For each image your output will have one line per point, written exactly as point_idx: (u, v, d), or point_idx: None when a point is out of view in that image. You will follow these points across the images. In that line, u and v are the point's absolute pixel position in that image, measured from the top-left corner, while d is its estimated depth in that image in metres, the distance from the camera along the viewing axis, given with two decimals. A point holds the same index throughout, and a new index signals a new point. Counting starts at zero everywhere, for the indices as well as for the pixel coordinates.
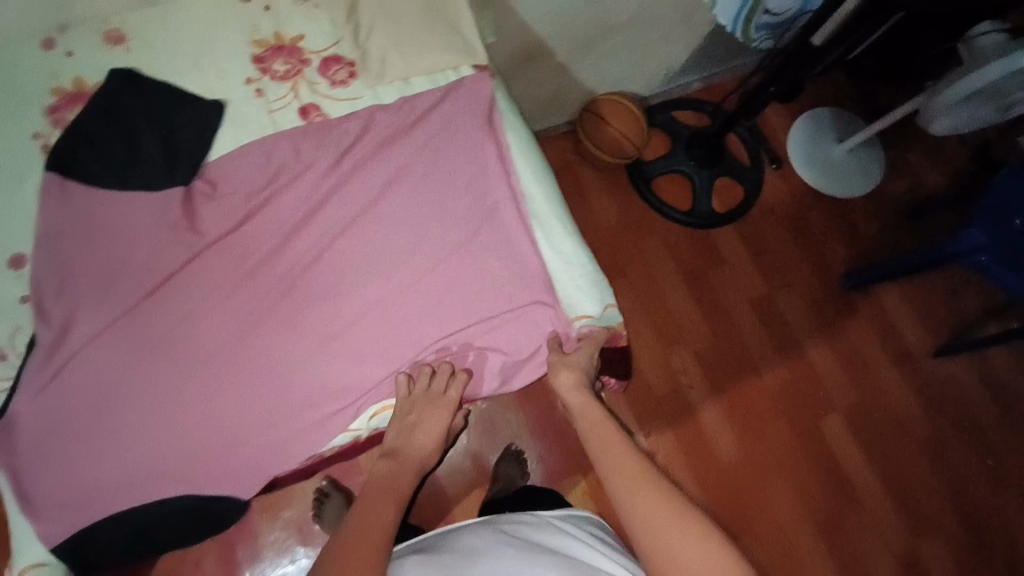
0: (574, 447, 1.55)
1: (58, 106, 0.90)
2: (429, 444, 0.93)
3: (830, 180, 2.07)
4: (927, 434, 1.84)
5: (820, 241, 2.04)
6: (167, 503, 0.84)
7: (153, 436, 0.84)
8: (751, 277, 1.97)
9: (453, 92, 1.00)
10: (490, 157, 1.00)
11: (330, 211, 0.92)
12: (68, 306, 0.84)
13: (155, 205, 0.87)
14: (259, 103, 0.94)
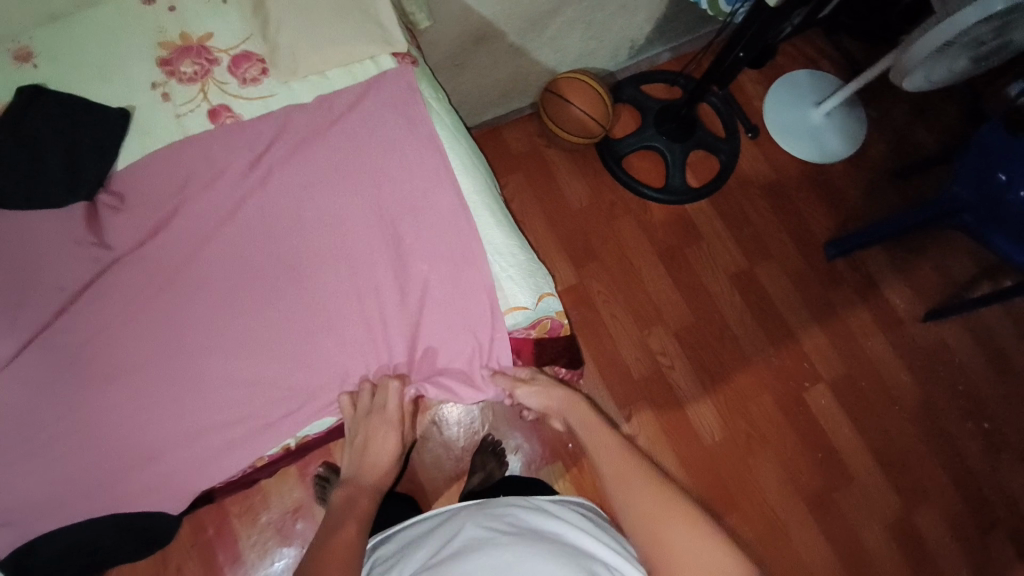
0: (553, 437, 1.43)
1: None
2: (390, 462, 0.85)
3: (808, 146, 2.00)
4: (920, 403, 1.78)
5: (800, 210, 1.98)
6: (92, 524, 0.75)
7: (53, 467, 0.74)
8: (732, 252, 1.91)
9: (375, 82, 0.95)
10: (418, 146, 0.93)
11: (247, 216, 0.86)
12: None
13: (56, 224, 0.81)
14: (166, 107, 0.90)
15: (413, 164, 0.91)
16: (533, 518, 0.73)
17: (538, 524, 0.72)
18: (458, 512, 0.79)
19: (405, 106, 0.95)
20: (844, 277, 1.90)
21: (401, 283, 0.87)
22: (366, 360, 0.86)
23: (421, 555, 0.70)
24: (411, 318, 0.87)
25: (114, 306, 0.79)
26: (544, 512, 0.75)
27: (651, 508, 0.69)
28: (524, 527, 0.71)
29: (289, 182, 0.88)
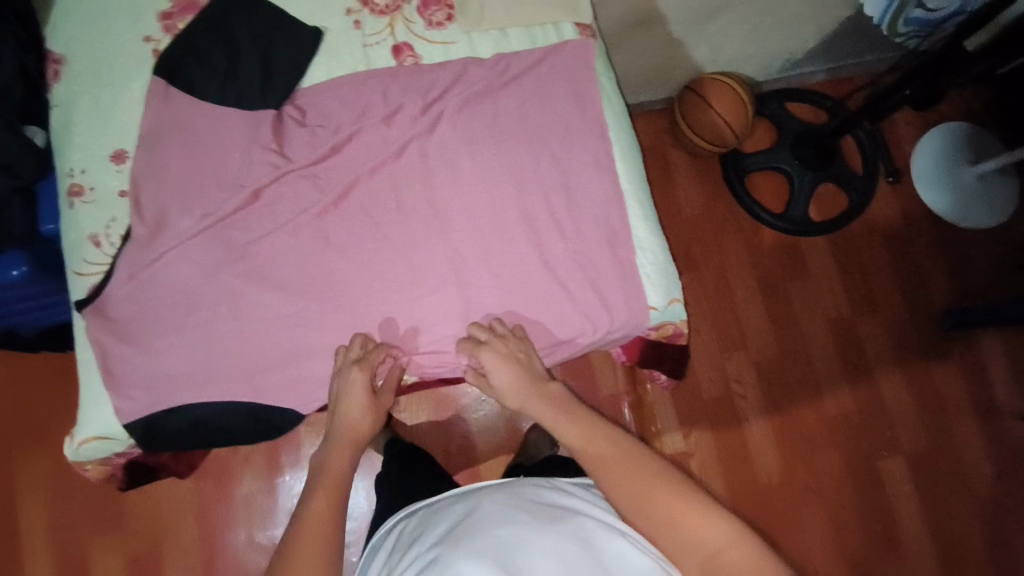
0: None
1: (171, 14, 0.90)
2: (365, 419, 0.82)
3: (953, 205, 1.83)
4: (994, 500, 1.67)
5: (924, 271, 1.83)
6: (235, 406, 0.81)
7: (202, 347, 0.81)
8: (839, 299, 1.80)
9: (553, 51, 0.94)
10: (583, 122, 0.91)
11: (410, 160, 0.89)
12: (161, 206, 0.82)
13: (247, 125, 0.86)
14: (355, 36, 0.93)
15: (572, 141, 0.91)
16: (551, 496, 0.73)
17: (559, 506, 0.71)
18: (477, 487, 0.80)
19: (577, 81, 0.93)
20: (952, 353, 1.77)
21: (540, 258, 0.87)
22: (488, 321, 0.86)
23: (445, 524, 0.72)
24: (540, 295, 0.86)
25: (281, 215, 0.85)
26: (563, 491, 0.75)
27: (630, 482, 0.70)
28: (551, 505, 0.71)
29: (453, 138, 0.90)
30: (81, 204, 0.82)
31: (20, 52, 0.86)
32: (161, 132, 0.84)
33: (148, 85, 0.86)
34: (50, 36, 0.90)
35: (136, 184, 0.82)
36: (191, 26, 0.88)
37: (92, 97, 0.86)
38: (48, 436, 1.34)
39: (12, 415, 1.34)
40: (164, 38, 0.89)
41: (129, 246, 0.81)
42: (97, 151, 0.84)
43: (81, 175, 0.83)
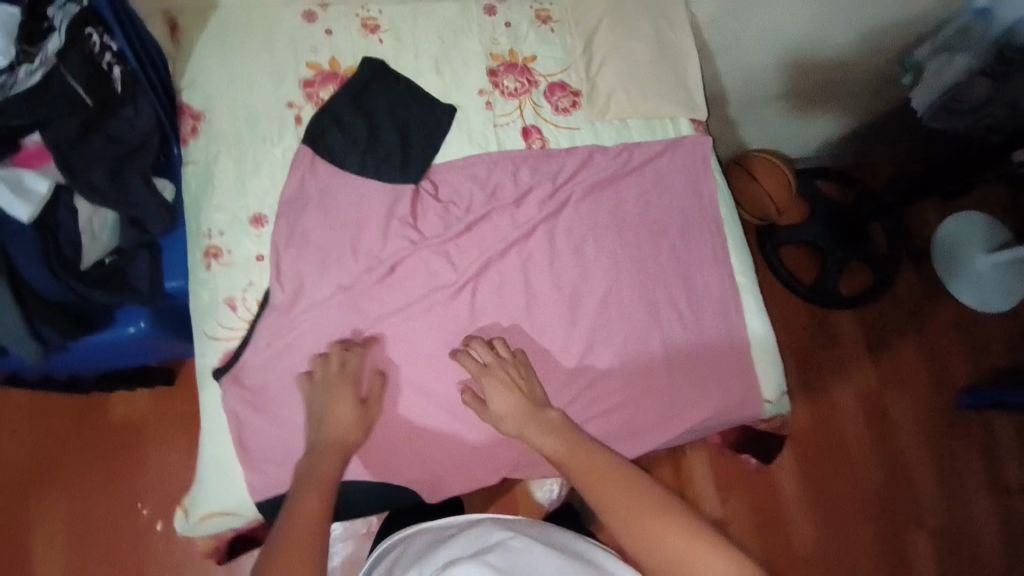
0: None
1: (312, 82, 0.92)
2: (351, 428, 0.76)
3: (966, 288, 1.95)
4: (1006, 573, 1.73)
5: (944, 349, 1.92)
6: (362, 483, 0.79)
7: None
8: (869, 375, 1.87)
9: (672, 145, 0.98)
10: (699, 217, 0.96)
11: (538, 242, 0.91)
12: (302, 275, 0.83)
13: (386, 197, 0.88)
14: (487, 115, 0.96)
15: (691, 232, 0.95)
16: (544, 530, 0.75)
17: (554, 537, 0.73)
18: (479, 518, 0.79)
19: (694, 176, 0.98)
20: (970, 431, 1.85)
21: (664, 345, 0.88)
22: (612, 407, 0.86)
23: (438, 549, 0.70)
24: (663, 384, 0.86)
25: (414, 289, 0.86)
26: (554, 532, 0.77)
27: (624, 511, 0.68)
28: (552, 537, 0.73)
29: (578, 223, 0.93)
30: (219, 266, 0.82)
31: (157, 103, 0.83)
32: (304, 199, 0.86)
33: (293, 150, 0.88)
34: (186, 91, 0.88)
35: (278, 249, 0.83)
36: (333, 95, 0.91)
37: (232, 158, 0.86)
38: (82, 477, 1.27)
39: (49, 454, 1.27)
40: (306, 104, 0.91)
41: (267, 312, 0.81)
42: (235, 213, 0.84)
43: (219, 237, 0.83)
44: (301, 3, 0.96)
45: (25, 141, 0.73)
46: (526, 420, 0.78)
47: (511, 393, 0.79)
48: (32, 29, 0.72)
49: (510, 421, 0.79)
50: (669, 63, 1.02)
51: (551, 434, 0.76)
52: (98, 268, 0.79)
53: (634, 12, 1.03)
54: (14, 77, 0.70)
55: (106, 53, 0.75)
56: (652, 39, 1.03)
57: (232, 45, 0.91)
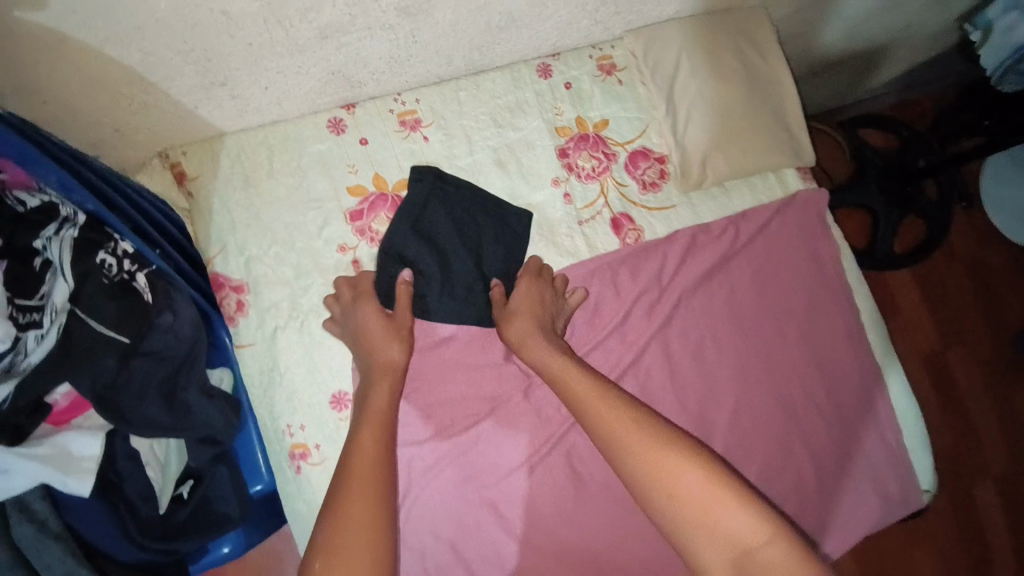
0: None
1: (359, 211, 0.76)
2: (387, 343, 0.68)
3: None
4: None
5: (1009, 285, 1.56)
6: None
7: None
8: (922, 330, 1.52)
9: (783, 208, 0.85)
10: (824, 293, 0.84)
11: (653, 361, 0.80)
12: (419, 456, 0.74)
13: (480, 345, 0.76)
14: (568, 211, 0.81)
15: (817, 308, 0.84)
16: None
17: None
18: None
19: (814, 241, 0.85)
20: None
21: (807, 448, 0.81)
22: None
23: None
24: (814, 494, 0.80)
25: (535, 438, 0.77)
26: None
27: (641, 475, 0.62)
28: None
29: (693, 324, 0.81)
30: (310, 468, 0.70)
31: (190, 291, 0.68)
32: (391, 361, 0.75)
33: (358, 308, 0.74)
34: (219, 258, 0.72)
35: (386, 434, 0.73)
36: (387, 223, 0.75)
37: (294, 331, 0.73)
38: None
39: None
40: (360, 246, 0.75)
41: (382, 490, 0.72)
42: (313, 397, 0.72)
43: (300, 432, 0.71)
44: (324, 110, 0.77)
45: (51, 401, 0.60)
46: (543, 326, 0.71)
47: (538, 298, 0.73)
48: (23, 275, 0.52)
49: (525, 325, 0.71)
50: (769, 101, 0.85)
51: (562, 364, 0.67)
52: (179, 506, 0.68)
53: (717, 42, 0.84)
54: (21, 352, 0.52)
55: (121, 262, 0.59)
56: (743, 76, 0.84)
57: (257, 186, 0.74)
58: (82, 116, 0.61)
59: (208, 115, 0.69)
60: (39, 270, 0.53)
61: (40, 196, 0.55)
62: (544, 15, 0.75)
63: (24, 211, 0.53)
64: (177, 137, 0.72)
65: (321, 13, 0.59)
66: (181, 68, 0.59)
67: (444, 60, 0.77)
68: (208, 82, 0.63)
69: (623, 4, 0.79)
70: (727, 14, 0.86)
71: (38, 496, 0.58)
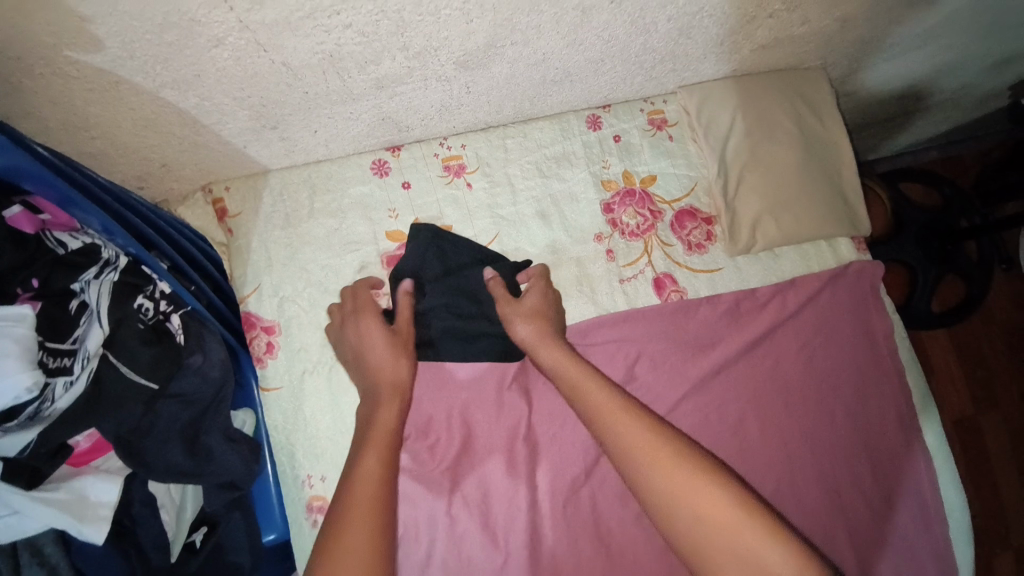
0: None
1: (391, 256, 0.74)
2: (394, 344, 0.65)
3: None
4: None
5: None
6: None
7: None
8: (956, 394, 1.46)
9: (835, 279, 0.81)
10: (872, 369, 0.81)
11: (688, 431, 0.76)
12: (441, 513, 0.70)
13: (512, 404, 0.74)
14: (610, 268, 0.79)
15: (863, 386, 0.80)
16: None
17: None
18: None
19: (866, 315, 0.82)
20: None
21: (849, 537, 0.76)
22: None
23: None
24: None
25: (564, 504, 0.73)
26: None
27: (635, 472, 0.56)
28: None
29: (733, 395, 0.78)
30: None
31: (221, 331, 0.67)
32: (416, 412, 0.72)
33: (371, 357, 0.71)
34: (252, 297, 0.71)
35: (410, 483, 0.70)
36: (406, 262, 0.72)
37: (322, 376, 0.70)
38: None
39: None
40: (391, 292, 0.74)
41: (399, 547, 0.70)
42: (335, 448, 0.69)
43: (320, 484, 0.68)
44: (369, 151, 0.76)
45: (72, 443, 0.58)
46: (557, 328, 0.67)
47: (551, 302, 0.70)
48: (56, 317, 0.51)
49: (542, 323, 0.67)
50: (824, 166, 0.82)
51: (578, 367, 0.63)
52: (189, 555, 0.65)
53: (774, 104, 0.81)
54: (49, 399, 0.50)
55: (157, 304, 0.59)
56: (799, 140, 0.81)
57: (296, 226, 0.73)
58: (131, 150, 0.61)
59: (254, 154, 0.69)
60: (74, 313, 0.52)
61: (81, 237, 0.53)
62: (600, 70, 0.73)
63: (64, 253, 0.52)
64: (220, 173, 0.72)
65: (379, 66, 0.58)
66: (235, 113, 0.59)
67: (493, 108, 0.75)
68: (259, 125, 0.63)
69: (680, 62, 0.77)
70: (785, 75, 0.84)
71: (52, 540, 0.56)
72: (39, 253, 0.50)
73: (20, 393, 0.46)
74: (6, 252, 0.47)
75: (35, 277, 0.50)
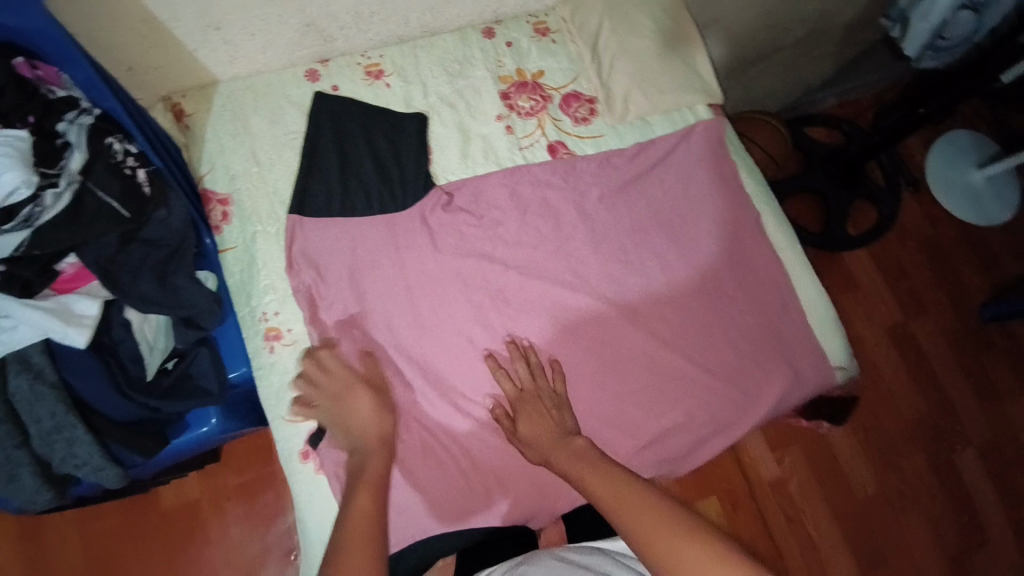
0: (747, 510, 1.32)
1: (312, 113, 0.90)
2: (377, 417, 0.75)
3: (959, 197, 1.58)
4: None
5: (968, 249, 1.57)
6: (463, 523, 0.79)
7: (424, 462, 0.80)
8: (848, 282, 1.53)
9: (688, 135, 0.96)
10: (738, 202, 0.94)
11: (578, 251, 0.89)
12: (374, 324, 0.83)
13: (427, 236, 0.86)
14: (509, 140, 0.94)
15: (731, 222, 0.93)
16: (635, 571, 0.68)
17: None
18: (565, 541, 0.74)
19: (719, 160, 0.96)
20: (1001, 343, 1.50)
21: (706, 351, 0.87)
22: (671, 427, 0.84)
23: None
24: (736, 363, 0.87)
25: (434, 357, 0.83)
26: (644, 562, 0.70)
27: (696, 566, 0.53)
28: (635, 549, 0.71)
29: (616, 223, 0.91)
30: (283, 348, 0.82)
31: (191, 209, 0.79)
32: (354, 275, 0.84)
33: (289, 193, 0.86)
34: (208, 176, 0.86)
35: (342, 306, 0.83)
36: (322, 129, 0.89)
37: (269, 238, 0.84)
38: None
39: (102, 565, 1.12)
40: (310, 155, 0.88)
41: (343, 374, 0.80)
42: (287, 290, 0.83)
43: (275, 318, 0.82)
44: (302, 63, 0.93)
45: (60, 268, 0.69)
46: (549, 444, 0.74)
47: (530, 416, 0.78)
48: (46, 148, 0.65)
49: (536, 448, 0.76)
50: (679, 52, 1.01)
51: (581, 460, 0.69)
52: (163, 376, 0.78)
53: (632, 7, 1.00)
54: (41, 203, 0.63)
55: (127, 157, 0.71)
56: (656, 32, 1.00)
57: (243, 120, 0.89)
58: (106, 52, 0.78)
59: (204, 60, 0.86)
60: (60, 146, 0.66)
61: (64, 91, 0.69)
62: None
63: (53, 98, 0.67)
64: (178, 84, 0.89)
65: None
66: (184, 9, 0.76)
67: (401, 19, 0.94)
68: (205, 25, 0.80)
69: None
70: None
71: (38, 351, 0.68)
72: (34, 94, 0.65)
73: (17, 186, 0.60)
74: (9, 91, 0.63)
75: (32, 115, 0.65)
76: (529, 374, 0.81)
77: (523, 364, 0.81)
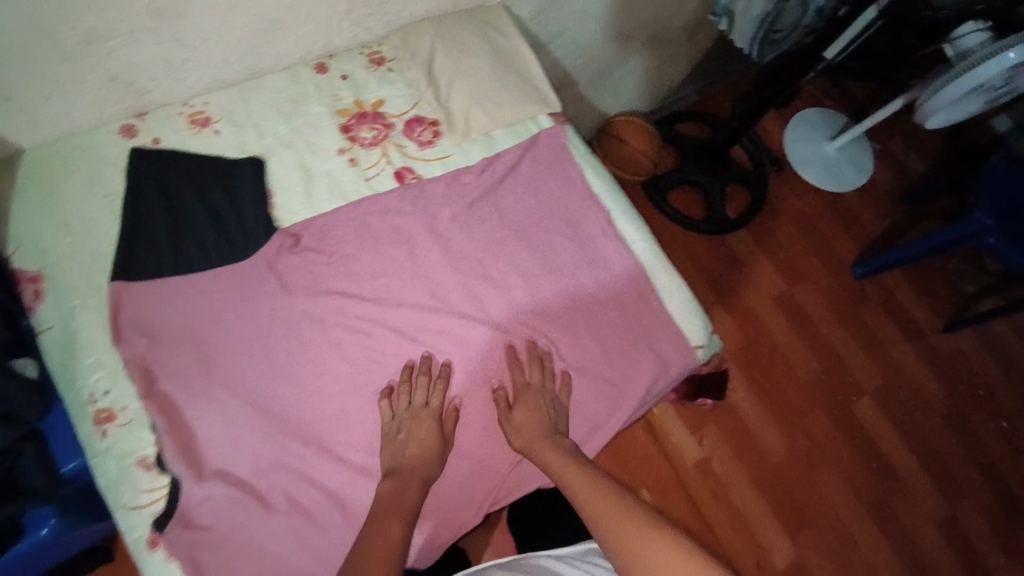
0: (670, 495, 1.35)
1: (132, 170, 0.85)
2: (430, 433, 0.78)
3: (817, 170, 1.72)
4: (949, 413, 1.54)
5: (827, 215, 1.72)
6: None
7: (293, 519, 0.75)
8: (727, 260, 1.62)
9: (532, 146, 1.00)
10: (587, 203, 0.98)
11: (436, 273, 0.88)
12: (222, 383, 0.77)
13: (272, 281, 0.83)
14: (354, 172, 0.93)
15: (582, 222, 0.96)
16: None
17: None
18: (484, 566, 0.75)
19: (564, 166, 0.99)
20: (869, 295, 1.64)
21: (573, 351, 0.88)
22: None
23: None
24: (601, 358, 0.89)
25: (292, 407, 0.78)
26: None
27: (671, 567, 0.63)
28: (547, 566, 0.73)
29: (472, 239, 0.91)
30: (116, 429, 0.75)
31: None
32: (195, 333, 0.79)
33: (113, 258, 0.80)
34: (17, 254, 0.81)
35: (182, 370, 0.77)
36: (142, 186, 0.84)
37: (91, 311, 0.78)
38: None
39: None
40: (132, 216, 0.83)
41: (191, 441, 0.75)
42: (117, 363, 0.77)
43: (105, 398, 0.76)
44: (115, 119, 0.88)
45: None
46: (538, 436, 0.80)
47: (544, 418, 0.82)
48: None
49: (522, 436, 0.80)
50: (514, 67, 1.04)
51: (571, 464, 0.77)
52: None
53: (461, 30, 1.03)
54: None
55: None
56: (488, 51, 1.02)
57: (52, 189, 0.83)
58: None
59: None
60: None
61: None
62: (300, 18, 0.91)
63: None
64: None
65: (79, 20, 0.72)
66: None
67: (221, 64, 0.90)
68: None
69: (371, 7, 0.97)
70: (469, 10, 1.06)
71: None
72: None
73: None
74: None
75: None
76: (536, 378, 0.84)
77: (534, 365, 0.85)
